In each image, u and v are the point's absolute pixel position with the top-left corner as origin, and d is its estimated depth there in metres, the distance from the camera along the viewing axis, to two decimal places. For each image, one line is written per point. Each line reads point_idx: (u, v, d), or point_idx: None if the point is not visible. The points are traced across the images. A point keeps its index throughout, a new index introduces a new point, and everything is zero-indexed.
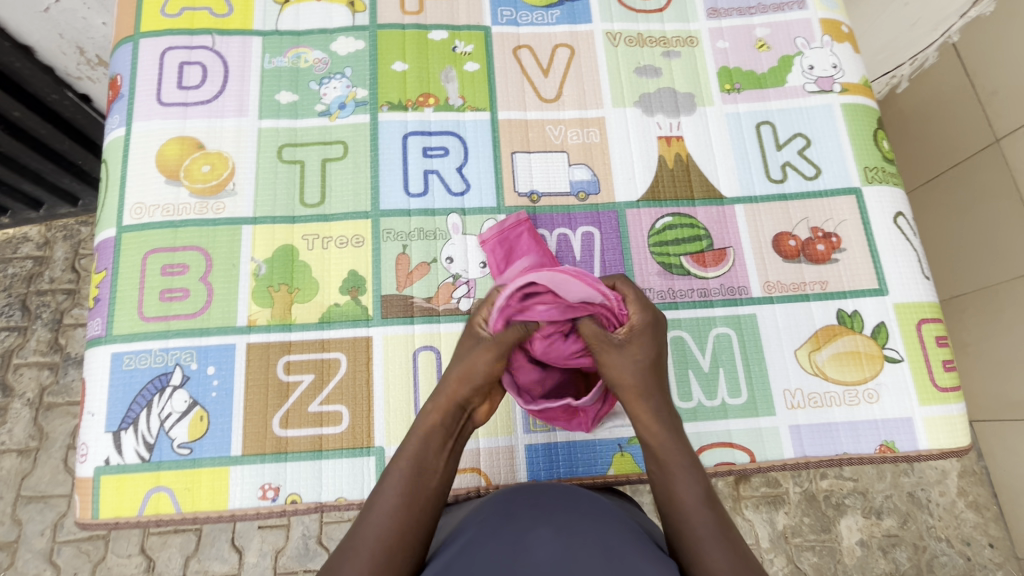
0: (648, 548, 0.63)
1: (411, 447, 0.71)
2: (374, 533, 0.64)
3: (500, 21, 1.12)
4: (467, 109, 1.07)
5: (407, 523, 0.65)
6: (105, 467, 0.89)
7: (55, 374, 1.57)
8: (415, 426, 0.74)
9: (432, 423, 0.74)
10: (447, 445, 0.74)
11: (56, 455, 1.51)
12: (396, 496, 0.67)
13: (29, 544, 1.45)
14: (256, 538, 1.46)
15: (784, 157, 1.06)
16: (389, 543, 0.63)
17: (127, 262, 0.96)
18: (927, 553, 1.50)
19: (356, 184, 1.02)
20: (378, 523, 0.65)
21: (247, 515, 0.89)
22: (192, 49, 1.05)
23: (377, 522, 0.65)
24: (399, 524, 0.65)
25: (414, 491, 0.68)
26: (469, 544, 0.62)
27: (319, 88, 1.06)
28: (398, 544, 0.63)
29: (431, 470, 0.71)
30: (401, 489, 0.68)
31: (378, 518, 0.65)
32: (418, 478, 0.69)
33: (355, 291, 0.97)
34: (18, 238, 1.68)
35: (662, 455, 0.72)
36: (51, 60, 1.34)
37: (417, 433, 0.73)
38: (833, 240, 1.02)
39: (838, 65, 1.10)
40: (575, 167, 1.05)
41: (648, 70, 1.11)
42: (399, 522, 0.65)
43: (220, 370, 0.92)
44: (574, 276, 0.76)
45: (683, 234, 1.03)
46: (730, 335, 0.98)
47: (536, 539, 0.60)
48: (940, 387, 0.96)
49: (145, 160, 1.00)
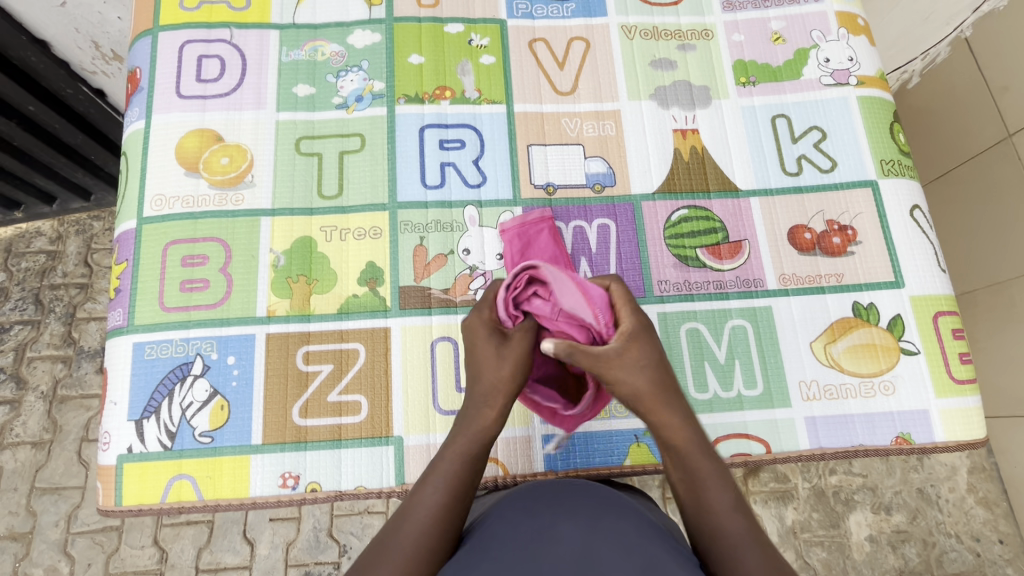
0: (670, 545, 0.63)
1: (455, 441, 0.72)
2: (416, 523, 0.65)
3: (516, 14, 1.12)
4: (484, 101, 1.07)
5: (448, 519, 0.65)
6: (128, 456, 0.90)
7: (69, 367, 1.58)
8: (461, 420, 0.73)
9: (482, 421, 0.72)
10: (493, 445, 0.73)
11: (70, 447, 1.52)
12: (443, 493, 0.67)
13: (45, 534, 1.46)
14: (267, 531, 1.47)
15: (800, 150, 1.07)
16: (431, 536, 0.64)
17: (148, 253, 0.97)
18: (936, 548, 1.50)
19: (373, 177, 1.03)
20: (418, 519, 0.65)
21: (268, 503, 0.90)
22: (210, 42, 1.06)
23: (419, 518, 0.65)
24: (443, 520, 0.65)
25: (461, 489, 0.68)
26: (493, 539, 0.63)
27: (336, 81, 1.07)
28: (438, 542, 0.64)
29: (477, 470, 0.71)
30: (448, 485, 0.68)
31: (426, 511, 0.66)
32: (468, 476, 0.69)
33: (373, 283, 0.98)
34: (31, 232, 1.69)
35: (679, 458, 0.71)
36: (67, 54, 1.35)
37: (468, 430, 0.72)
38: (849, 232, 1.02)
39: (854, 58, 1.10)
40: (591, 160, 1.06)
41: (663, 63, 1.11)
42: (447, 516, 0.66)
43: (240, 360, 0.93)
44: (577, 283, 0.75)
45: (699, 226, 1.03)
46: (746, 327, 0.99)
47: (558, 538, 0.60)
48: (957, 380, 0.96)
49: (164, 152, 1.01)
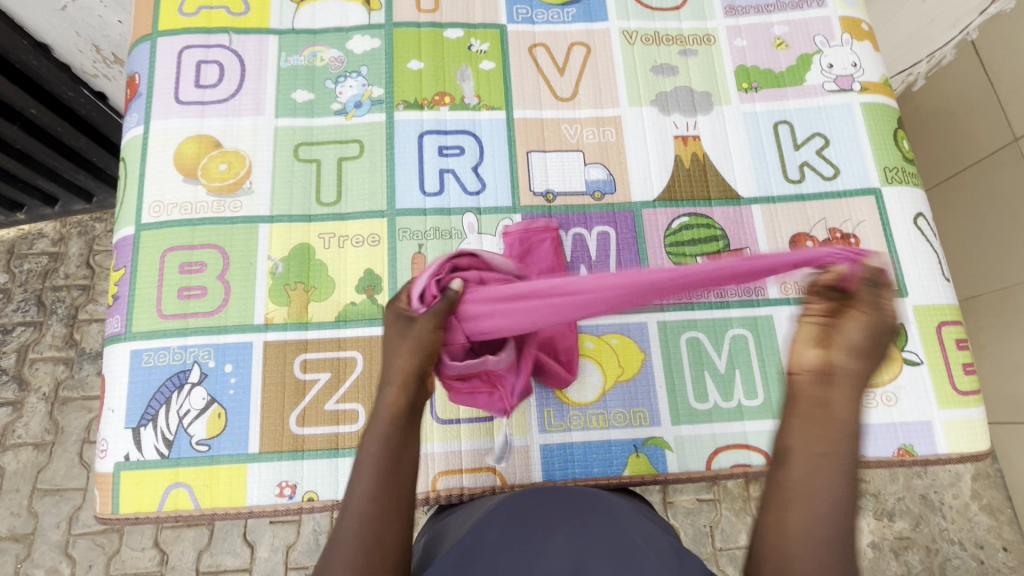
0: (663, 551, 0.62)
1: (371, 424, 0.62)
2: (351, 523, 0.57)
3: (516, 18, 1.11)
4: (483, 107, 1.06)
5: (385, 510, 0.58)
6: (125, 463, 0.90)
7: (71, 368, 1.59)
8: (373, 401, 0.63)
9: (397, 402, 0.63)
10: (414, 416, 0.64)
11: (72, 448, 1.53)
12: (369, 485, 0.59)
13: (46, 536, 1.47)
14: (268, 533, 1.48)
15: (802, 157, 1.05)
16: (371, 533, 0.56)
17: (146, 260, 0.97)
18: (939, 555, 1.49)
19: (371, 183, 1.02)
20: (352, 518, 0.57)
21: (265, 512, 0.90)
22: (209, 48, 1.06)
23: (354, 517, 0.57)
24: (379, 509, 0.58)
25: (388, 475, 0.59)
26: (485, 546, 0.62)
27: (335, 87, 1.06)
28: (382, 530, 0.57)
29: (402, 446, 0.62)
30: (373, 475, 0.59)
31: (355, 511, 0.57)
32: (392, 458, 0.60)
33: (371, 290, 0.98)
34: (33, 234, 1.70)
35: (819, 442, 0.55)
36: (68, 57, 1.35)
37: (375, 411, 0.62)
38: (852, 241, 1.01)
39: (857, 64, 1.09)
40: (591, 166, 1.05)
41: (664, 69, 1.10)
42: (381, 508, 0.58)
43: (237, 368, 0.93)
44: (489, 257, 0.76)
45: (700, 234, 1.02)
46: (747, 336, 0.98)
47: (551, 547, 0.59)
48: (961, 391, 0.95)
49: (163, 158, 1.00)
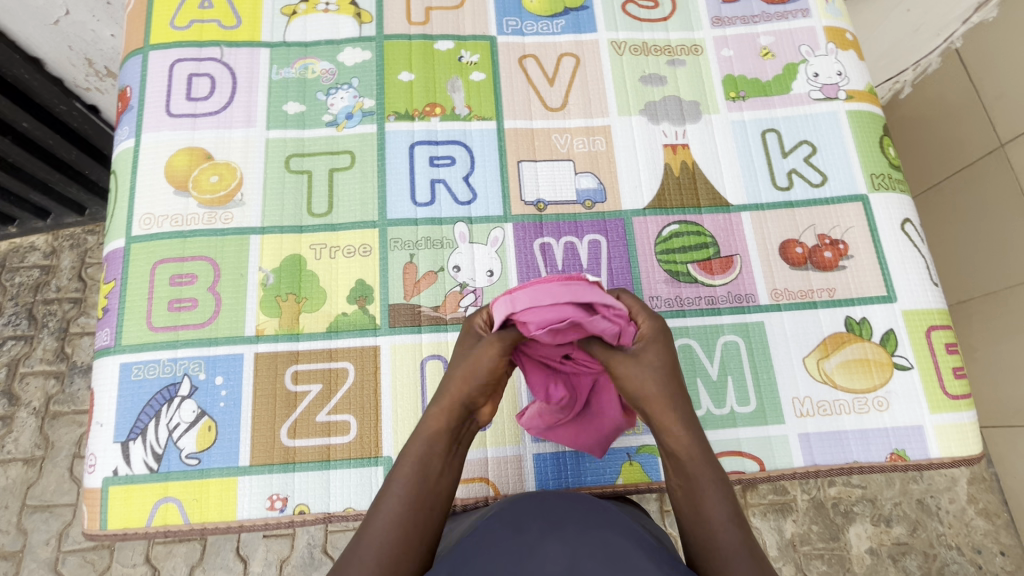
0: (649, 549, 0.63)
1: (416, 445, 0.70)
2: (375, 541, 0.64)
3: (506, 30, 1.12)
4: (474, 118, 1.07)
5: (410, 534, 0.65)
6: (113, 478, 0.89)
7: (61, 382, 1.57)
8: (423, 421, 0.72)
9: (442, 423, 0.71)
10: (452, 441, 0.72)
11: (62, 464, 1.51)
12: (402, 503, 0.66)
13: (35, 553, 1.45)
14: (261, 547, 1.46)
15: (790, 164, 1.06)
16: (392, 551, 0.63)
17: (136, 273, 0.96)
18: (937, 561, 1.49)
19: (363, 195, 1.02)
20: (381, 529, 0.64)
21: (255, 526, 0.89)
22: (201, 61, 1.06)
23: (378, 526, 0.65)
24: (402, 534, 0.64)
25: (416, 497, 0.67)
26: (476, 554, 0.62)
27: (326, 98, 1.07)
28: (404, 545, 0.64)
29: (438, 473, 0.70)
30: (407, 492, 0.67)
31: (384, 522, 0.65)
32: (422, 482, 0.68)
33: (362, 300, 0.98)
34: (24, 247, 1.69)
35: (682, 466, 0.71)
36: (60, 71, 1.35)
37: (425, 433, 0.71)
38: (840, 247, 1.02)
39: (842, 72, 1.11)
40: (581, 175, 1.06)
41: (653, 79, 1.12)
42: (404, 526, 0.65)
43: (228, 380, 0.92)
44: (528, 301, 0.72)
45: (690, 241, 1.03)
46: (738, 343, 0.98)
47: (543, 556, 0.59)
48: (951, 395, 0.95)
49: (154, 170, 1.00)
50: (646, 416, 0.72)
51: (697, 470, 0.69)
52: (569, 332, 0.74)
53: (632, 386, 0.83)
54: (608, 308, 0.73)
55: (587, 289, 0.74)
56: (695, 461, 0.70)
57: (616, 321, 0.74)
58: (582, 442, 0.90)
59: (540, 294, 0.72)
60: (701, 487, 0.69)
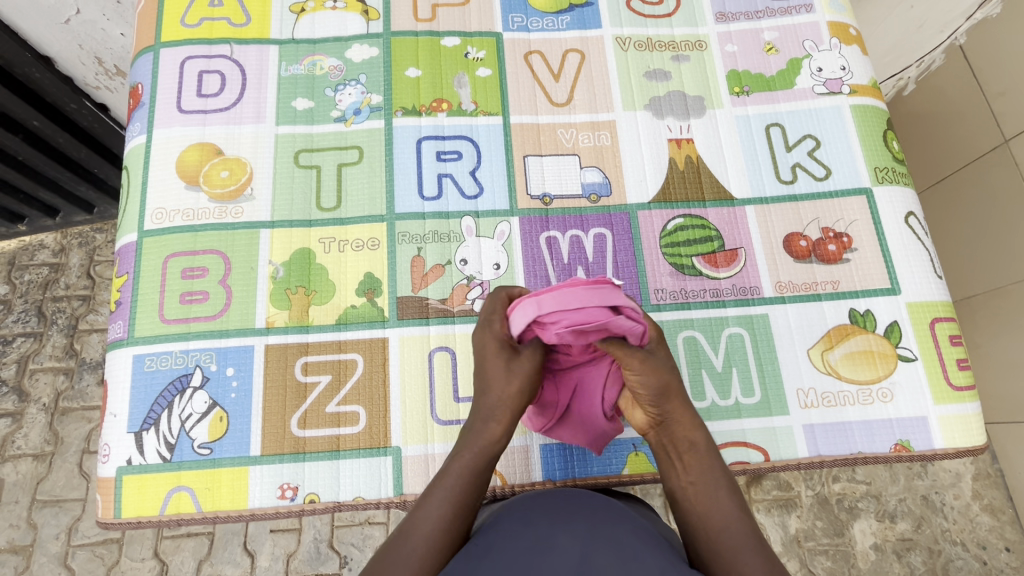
0: (658, 544, 0.64)
1: (464, 456, 0.74)
2: (419, 540, 0.66)
3: (511, 27, 1.14)
4: (480, 113, 1.08)
5: (457, 539, 0.67)
6: (127, 468, 0.91)
7: (71, 379, 1.59)
8: (470, 433, 0.76)
9: (489, 435, 0.75)
10: (497, 456, 0.76)
11: (71, 459, 1.53)
12: (449, 506, 0.69)
13: (45, 547, 1.46)
14: (268, 542, 1.47)
15: (794, 158, 1.07)
16: (437, 550, 0.66)
17: (148, 266, 0.98)
18: (942, 556, 1.49)
19: (371, 189, 1.04)
20: (427, 530, 0.67)
21: (267, 514, 0.90)
22: (211, 58, 1.08)
23: (428, 525, 0.67)
24: (448, 536, 0.67)
25: (463, 504, 0.70)
26: (488, 548, 0.63)
27: (334, 94, 1.08)
28: (449, 546, 0.67)
29: (480, 482, 0.73)
30: (454, 498, 0.70)
31: (433, 523, 0.67)
32: (468, 491, 0.71)
33: (371, 293, 0.99)
34: (34, 245, 1.71)
35: (690, 463, 0.74)
36: (71, 70, 1.37)
37: (473, 443, 0.74)
38: (844, 240, 1.03)
39: (846, 67, 1.12)
40: (587, 170, 1.07)
41: (657, 74, 1.13)
42: (454, 530, 0.68)
43: (239, 371, 0.94)
44: (555, 301, 0.68)
45: (695, 235, 1.04)
46: (743, 335, 0.99)
47: (554, 551, 0.60)
48: (955, 386, 0.96)
49: (166, 165, 1.02)
50: (654, 417, 0.76)
51: (705, 466, 0.73)
52: (592, 334, 0.70)
53: (612, 396, 0.83)
54: (633, 310, 0.69)
55: (612, 292, 0.69)
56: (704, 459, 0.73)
57: (639, 323, 0.69)
58: (573, 437, 0.91)
59: (566, 298, 0.68)
60: (711, 486, 0.72)
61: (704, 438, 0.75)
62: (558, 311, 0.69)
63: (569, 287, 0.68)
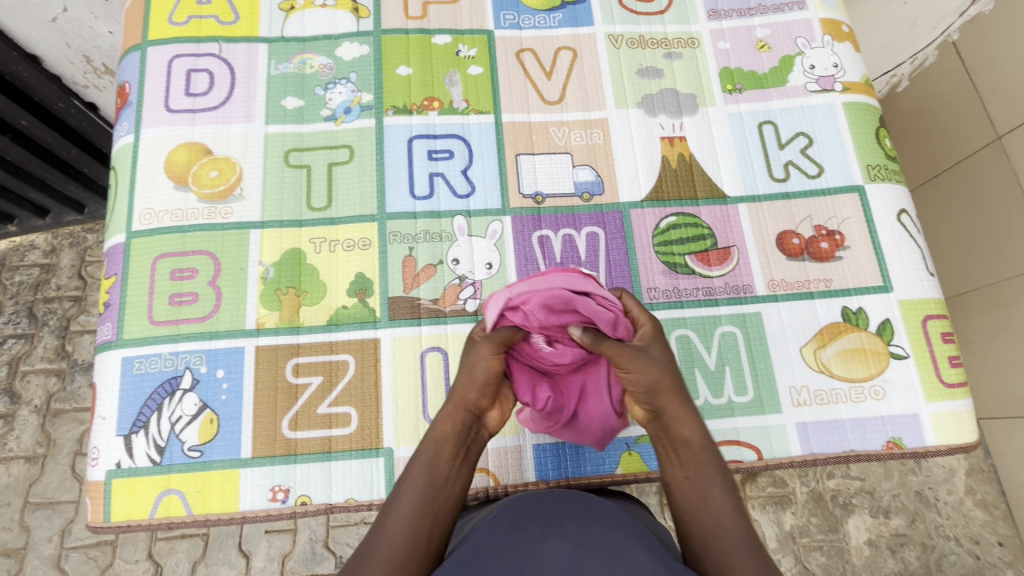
0: (650, 545, 0.64)
1: (425, 454, 0.72)
2: (385, 543, 0.65)
3: (503, 24, 1.13)
4: (472, 111, 1.08)
5: (423, 535, 0.65)
6: (117, 471, 0.90)
7: (63, 380, 1.58)
8: (429, 433, 0.74)
9: (448, 429, 0.74)
10: (464, 450, 0.74)
11: (64, 461, 1.51)
12: (413, 505, 0.68)
13: (38, 550, 1.45)
14: (263, 543, 1.47)
15: (787, 156, 1.07)
16: (404, 549, 0.64)
17: (137, 268, 0.97)
18: (935, 551, 1.50)
19: (362, 188, 1.03)
20: (392, 532, 0.65)
21: (258, 517, 0.90)
22: (199, 57, 1.07)
23: (393, 528, 0.66)
24: (413, 535, 0.65)
25: (426, 502, 0.68)
26: (478, 553, 0.62)
27: (324, 93, 1.07)
28: (416, 545, 0.65)
29: (445, 478, 0.71)
30: (417, 497, 0.68)
31: (397, 525, 0.66)
32: (432, 488, 0.69)
33: (362, 293, 0.98)
34: (24, 246, 1.70)
35: (687, 458, 0.72)
36: (59, 69, 1.36)
37: (431, 439, 0.73)
38: (837, 238, 1.02)
39: (838, 64, 1.11)
40: (579, 168, 1.06)
41: (650, 72, 1.12)
42: (418, 528, 0.66)
43: (229, 373, 0.93)
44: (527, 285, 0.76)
45: (687, 233, 1.03)
46: (736, 333, 0.99)
47: (544, 552, 0.59)
48: (947, 383, 0.96)
49: (154, 165, 1.01)
50: (650, 409, 0.75)
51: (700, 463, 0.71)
52: (566, 316, 0.76)
53: (616, 393, 0.82)
54: (601, 295, 0.77)
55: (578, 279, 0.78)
56: (699, 454, 0.72)
57: (609, 309, 0.76)
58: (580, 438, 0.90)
59: (538, 281, 0.77)
60: (705, 482, 0.70)
61: (702, 434, 0.73)
62: (540, 291, 0.75)
63: (542, 275, 0.77)
